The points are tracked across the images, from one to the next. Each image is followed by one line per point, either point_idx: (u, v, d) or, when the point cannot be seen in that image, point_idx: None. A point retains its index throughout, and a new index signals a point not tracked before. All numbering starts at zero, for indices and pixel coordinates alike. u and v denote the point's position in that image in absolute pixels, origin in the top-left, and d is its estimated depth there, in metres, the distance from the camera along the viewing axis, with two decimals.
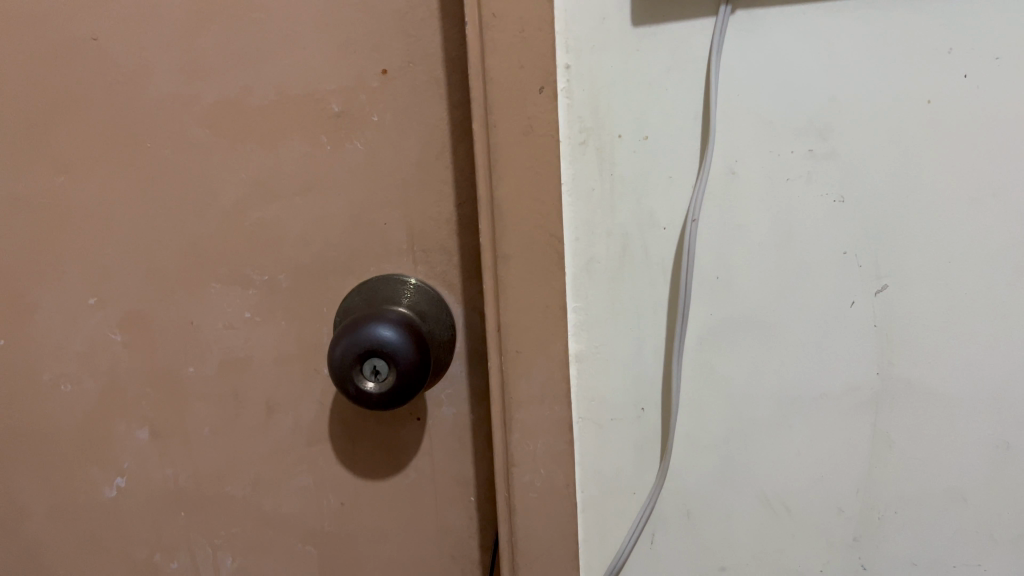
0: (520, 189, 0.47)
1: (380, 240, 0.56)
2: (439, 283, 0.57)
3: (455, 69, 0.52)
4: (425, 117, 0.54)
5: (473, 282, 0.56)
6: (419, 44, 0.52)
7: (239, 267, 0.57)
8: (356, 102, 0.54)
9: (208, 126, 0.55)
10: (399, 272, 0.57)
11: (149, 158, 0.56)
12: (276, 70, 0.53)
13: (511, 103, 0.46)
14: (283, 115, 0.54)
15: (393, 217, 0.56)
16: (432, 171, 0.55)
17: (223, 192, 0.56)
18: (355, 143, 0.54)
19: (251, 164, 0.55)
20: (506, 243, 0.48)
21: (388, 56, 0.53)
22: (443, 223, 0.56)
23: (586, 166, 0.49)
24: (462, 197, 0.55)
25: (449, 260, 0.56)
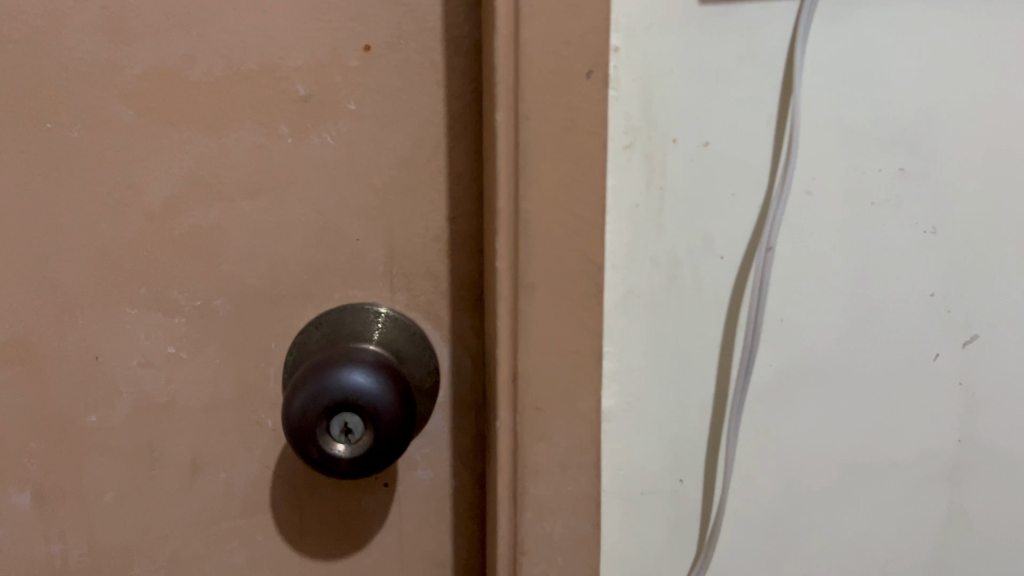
0: (554, 198, 0.36)
1: (350, 259, 0.45)
2: (420, 315, 0.46)
3: (458, 51, 0.43)
4: (418, 107, 0.43)
5: (465, 316, 0.46)
6: (415, 15, 0.42)
7: (164, 287, 0.45)
8: (329, 83, 0.43)
9: (132, 105, 0.43)
10: (371, 300, 0.45)
11: (50, 142, 0.43)
12: (228, 37, 0.42)
13: (551, 87, 0.35)
14: (234, 95, 0.43)
15: (369, 230, 0.44)
16: (422, 175, 0.44)
17: (148, 190, 0.44)
18: (325, 134, 0.43)
19: (187, 155, 0.43)
20: (531, 269, 0.37)
21: (373, 28, 0.42)
22: (431, 240, 0.45)
23: (629, 175, 0.39)
24: (456, 209, 0.44)
25: (436, 288, 0.46)
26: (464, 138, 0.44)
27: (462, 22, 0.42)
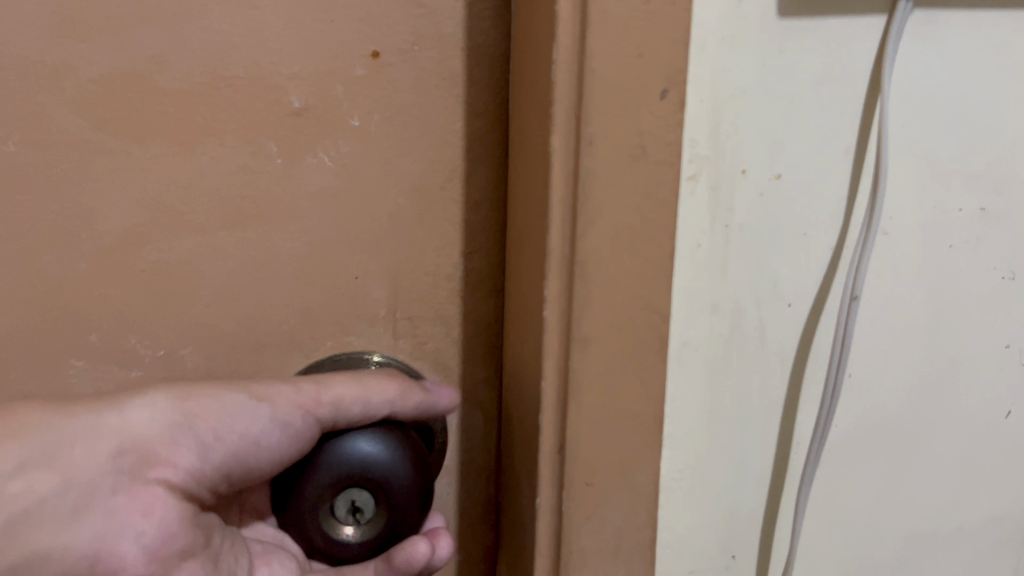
0: (616, 241, 0.31)
1: (347, 302, 0.38)
2: (426, 365, 0.40)
3: (481, 63, 0.37)
4: (432, 125, 0.37)
5: (478, 365, 0.40)
6: (433, 19, 0.36)
7: (119, 334, 0.37)
8: (329, 94, 0.36)
9: (84, 114, 0.35)
10: (370, 349, 0.39)
11: None
12: (210, 36, 0.35)
13: (619, 110, 0.29)
14: (214, 106, 0.36)
15: (369, 267, 0.38)
16: (435, 204, 0.38)
17: (101, 218, 0.36)
18: (322, 155, 0.37)
19: (152, 177, 0.36)
20: (588, 324, 0.31)
21: (384, 32, 0.36)
22: (443, 279, 0.39)
23: (694, 210, 0.33)
24: (472, 244, 0.39)
25: (446, 334, 0.40)
26: (483, 162, 0.38)
27: (485, 30, 0.37)
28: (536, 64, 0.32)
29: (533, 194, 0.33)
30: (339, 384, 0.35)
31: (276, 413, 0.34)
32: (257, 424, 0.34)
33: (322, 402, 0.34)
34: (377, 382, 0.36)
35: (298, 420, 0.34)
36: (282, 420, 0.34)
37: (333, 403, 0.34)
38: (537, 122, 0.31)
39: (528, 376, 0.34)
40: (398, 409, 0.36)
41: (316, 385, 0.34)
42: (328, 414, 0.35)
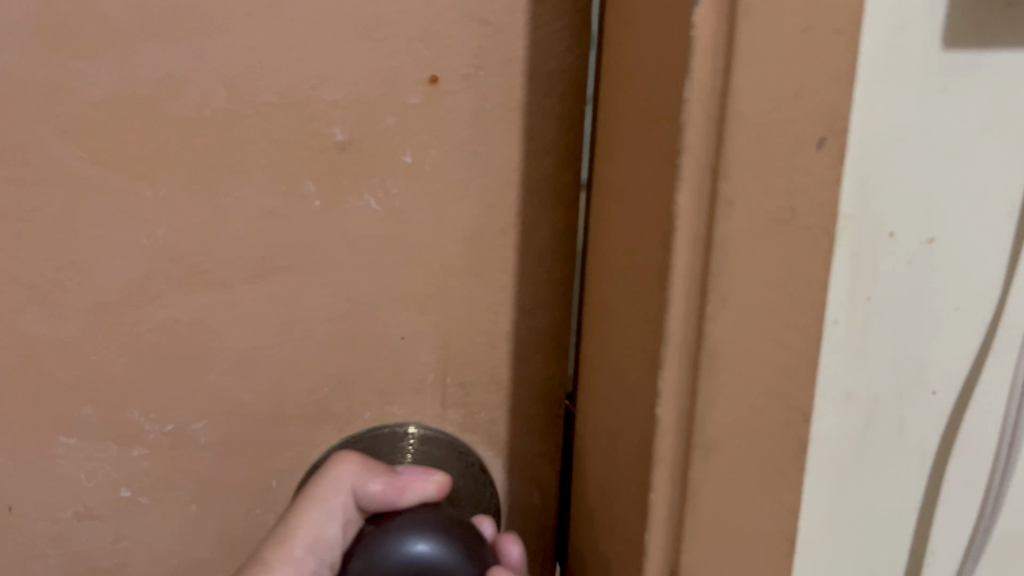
0: (762, 328, 0.23)
1: (390, 367, 0.33)
2: (477, 437, 0.34)
3: (553, 92, 0.32)
4: (495, 163, 0.32)
5: (535, 437, 0.35)
6: (501, 41, 0.31)
7: (119, 408, 0.31)
8: (378, 126, 0.31)
9: (81, 145, 0.29)
10: (414, 421, 0.34)
11: None
12: (238, 55, 0.29)
13: (785, 160, 0.22)
14: (240, 138, 0.30)
15: (417, 326, 0.33)
16: (494, 254, 0.33)
17: (100, 269, 0.30)
18: (367, 196, 0.31)
19: (163, 221, 0.30)
20: (717, 430, 0.24)
21: (444, 54, 0.30)
22: (500, 340, 0.34)
23: (840, 286, 0.28)
24: (535, 300, 0.34)
25: (501, 403, 0.34)
26: (550, 205, 0.33)
27: (560, 54, 0.31)
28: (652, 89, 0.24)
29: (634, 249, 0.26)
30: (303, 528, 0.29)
31: None
32: None
33: (299, 560, 0.28)
34: (336, 492, 0.29)
35: None
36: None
37: (311, 549, 0.29)
38: (652, 169, 0.24)
39: (625, 476, 0.27)
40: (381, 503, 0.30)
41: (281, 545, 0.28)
42: (315, 566, 0.29)
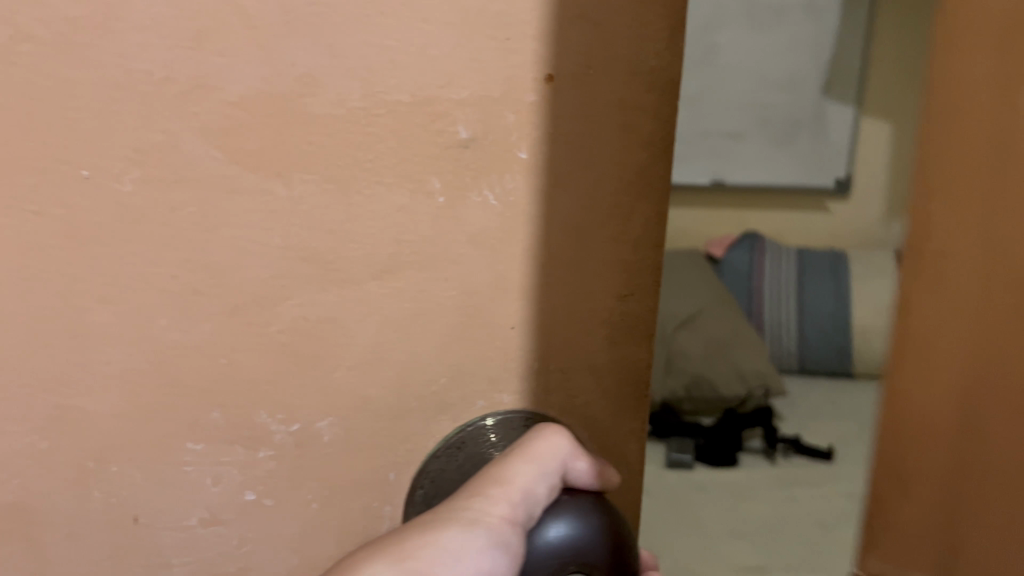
0: None
1: (500, 356, 0.34)
2: (573, 420, 0.36)
3: (653, 88, 0.33)
4: (600, 158, 0.33)
5: (627, 419, 0.37)
6: (607, 40, 0.32)
7: (248, 410, 0.31)
8: (498, 124, 0.32)
9: (219, 145, 0.28)
10: (520, 408, 0.34)
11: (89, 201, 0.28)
12: (371, 53, 0.29)
13: None
14: (373, 138, 0.30)
15: (526, 316, 0.34)
16: (596, 244, 0.34)
17: (233, 271, 0.29)
18: (487, 192, 0.32)
19: (296, 221, 0.30)
20: None
21: (561, 53, 0.31)
22: (598, 326, 0.35)
23: None
24: (631, 290, 0.35)
25: (596, 387, 0.36)
26: (648, 198, 0.34)
27: (661, 51, 0.32)
28: (940, 145, 0.20)
29: (999, 335, 0.20)
30: (516, 474, 0.29)
31: (492, 537, 0.28)
32: (480, 557, 0.27)
33: (514, 502, 0.29)
34: (548, 447, 0.30)
35: (509, 534, 0.28)
36: (501, 539, 0.28)
37: (522, 498, 0.29)
38: None
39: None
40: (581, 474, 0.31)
41: (497, 486, 0.29)
42: (526, 515, 0.29)
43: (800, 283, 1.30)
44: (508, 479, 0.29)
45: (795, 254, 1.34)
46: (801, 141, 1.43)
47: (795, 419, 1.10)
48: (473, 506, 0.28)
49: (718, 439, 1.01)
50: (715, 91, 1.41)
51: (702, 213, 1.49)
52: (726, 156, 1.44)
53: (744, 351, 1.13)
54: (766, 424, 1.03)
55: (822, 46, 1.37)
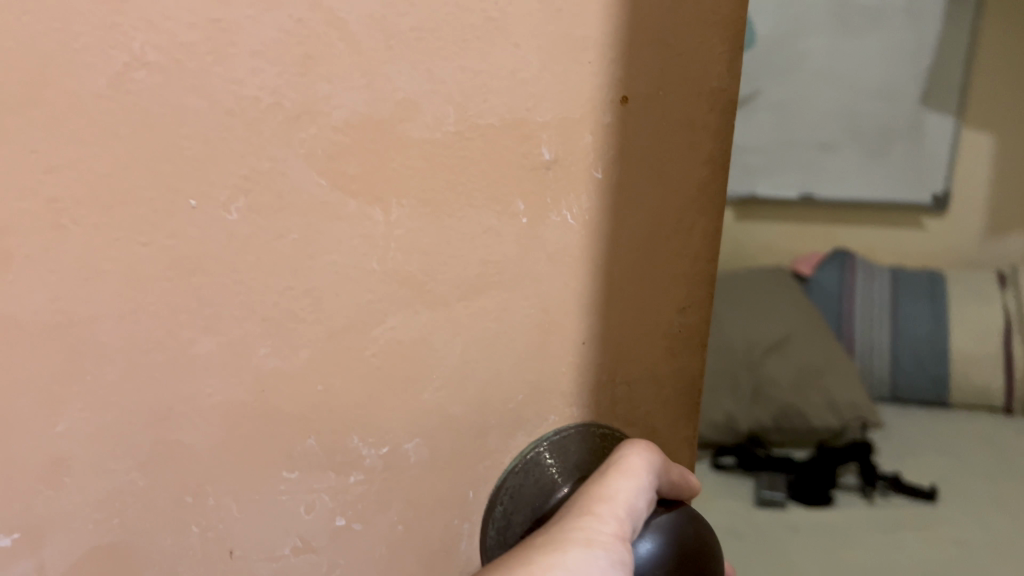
0: None
1: (573, 372, 0.35)
2: (633, 430, 0.37)
3: (717, 107, 0.34)
4: (668, 176, 0.34)
5: (681, 424, 0.38)
6: (681, 61, 0.32)
7: (341, 434, 0.31)
8: (578, 145, 0.32)
9: (322, 170, 0.28)
10: (590, 420, 0.36)
11: (198, 234, 0.27)
12: (466, 76, 0.29)
13: None
14: (466, 160, 0.30)
15: (598, 332, 0.35)
16: (662, 259, 0.35)
17: (332, 296, 0.29)
18: (565, 212, 0.33)
19: (392, 244, 0.30)
20: None
21: (637, 74, 0.32)
22: (661, 338, 0.36)
23: None
24: (690, 303, 0.36)
25: (654, 398, 0.37)
26: (709, 212, 0.35)
27: (726, 71, 0.33)
28: None
29: None
30: (621, 489, 0.31)
31: (610, 555, 0.29)
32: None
33: (621, 518, 0.30)
34: (642, 460, 0.32)
35: (623, 551, 0.29)
36: (619, 558, 0.29)
37: (629, 511, 0.31)
38: None
39: None
40: (661, 486, 0.33)
41: (606, 502, 0.30)
42: (630, 530, 0.30)
43: (894, 307, 1.35)
44: (613, 495, 0.31)
45: (890, 275, 1.39)
46: (893, 152, 1.44)
47: (891, 450, 1.16)
48: (589, 524, 0.30)
49: (806, 469, 1.09)
50: (804, 105, 1.44)
51: (783, 225, 1.54)
52: (818, 172, 1.48)
53: (834, 379, 1.20)
54: (862, 459, 1.09)
55: (925, 50, 1.36)
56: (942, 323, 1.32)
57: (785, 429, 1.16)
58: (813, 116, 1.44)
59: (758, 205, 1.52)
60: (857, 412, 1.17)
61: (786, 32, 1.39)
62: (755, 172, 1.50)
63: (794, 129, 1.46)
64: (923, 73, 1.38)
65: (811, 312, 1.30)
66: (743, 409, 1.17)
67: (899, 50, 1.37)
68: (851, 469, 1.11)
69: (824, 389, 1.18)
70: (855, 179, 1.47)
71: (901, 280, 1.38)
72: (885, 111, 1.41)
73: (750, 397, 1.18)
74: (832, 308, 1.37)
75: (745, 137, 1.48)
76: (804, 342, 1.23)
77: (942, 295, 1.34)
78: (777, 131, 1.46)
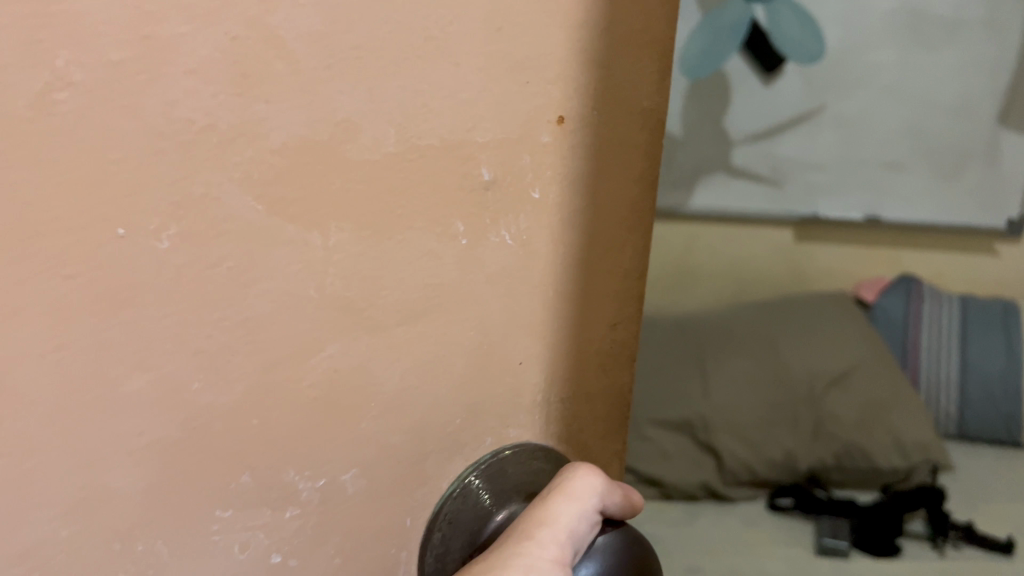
0: None
1: (510, 390, 0.35)
2: (568, 446, 0.38)
3: (647, 126, 0.34)
4: (601, 195, 0.34)
5: (609, 434, 0.39)
6: (614, 82, 0.32)
7: (277, 468, 0.29)
8: (517, 166, 0.31)
9: (256, 195, 0.27)
10: (523, 438, 0.36)
11: (128, 267, 0.25)
12: (406, 96, 0.28)
13: None
14: (408, 183, 0.29)
15: (532, 351, 0.35)
16: (593, 278, 0.36)
17: (267, 327, 0.28)
18: (503, 232, 0.32)
19: (330, 270, 0.29)
20: None
21: (574, 96, 0.32)
22: (590, 354, 0.37)
23: None
24: (623, 321, 0.37)
25: (589, 412, 0.38)
26: (637, 230, 0.36)
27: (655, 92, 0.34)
28: None
29: None
30: (563, 511, 0.31)
31: None
32: None
33: (561, 541, 0.30)
34: (585, 484, 0.32)
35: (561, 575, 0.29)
36: None
37: (569, 534, 0.30)
38: None
39: None
40: (607, 510, 0.33)
41: (547, 525, 0.30)
42: (570, 553, 0.30)
43: (962, 348, 1.45)
44: (553, 519, 0.30)
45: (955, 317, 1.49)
46: (966, 176, 1.45)
47: (967, 502, 1.27)
48: (529, 548, 0.29)
49: (878, 532, 1.17)
50: (863, 125, 1.44)
51: (851, 246, 1.55)
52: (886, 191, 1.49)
53: (901, 423, 1.32)
54: (930, 506, 1.21)
55: (1003, 69, 1.38)
56: (1013, 354, 1.43)
57: (848, 470, 1.28)
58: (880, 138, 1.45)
59: (821, 226, 1.52)
60: (919, 452, 1.30)
61: (857, 43, 1.37)
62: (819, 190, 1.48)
63: (862, 151, 1.46)
64: (1002, 92, 1.40)
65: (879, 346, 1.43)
66: (807, 445, 1.30)
67: (968, 65, 1.39)
68: (919, 518, 1.22)
69: (888, 430, 1.31)
70: (930, 205, 1.49)
71: (973, 317, 1.48)
72: (950, 129, 1.43)
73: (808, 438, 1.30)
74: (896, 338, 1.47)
75: (812, 154, 1.46)
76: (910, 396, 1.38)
77: (1018, 337, 1.45)
78: (841, 150, 1.46)
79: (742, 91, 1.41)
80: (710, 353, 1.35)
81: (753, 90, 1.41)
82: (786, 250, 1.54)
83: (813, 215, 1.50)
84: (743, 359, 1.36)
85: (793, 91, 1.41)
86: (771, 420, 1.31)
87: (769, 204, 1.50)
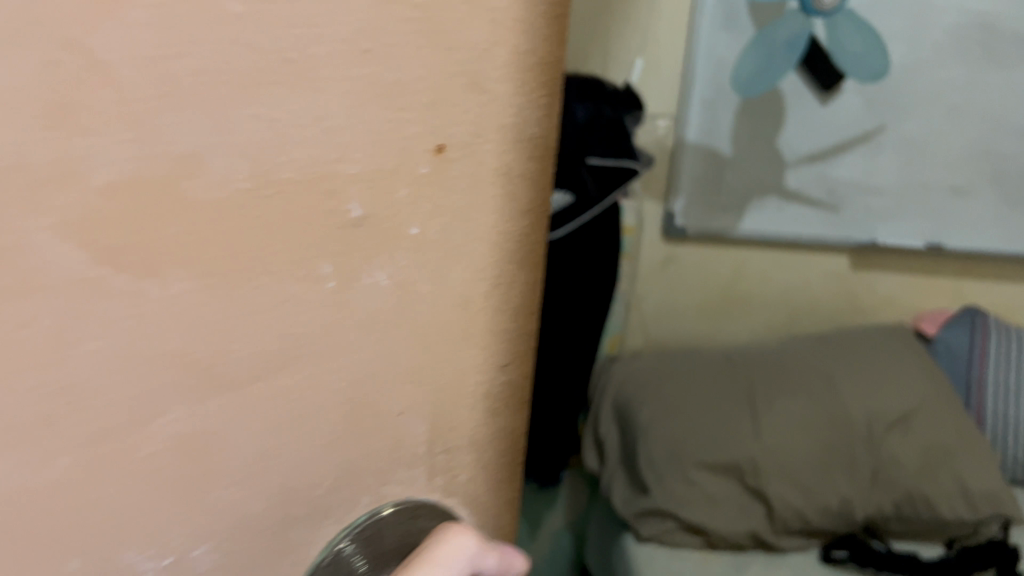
0: None
1: (389, 444, 0.33)
2: (451, 489, 0.38)
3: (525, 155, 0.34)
4: (481, 230, 0.33)
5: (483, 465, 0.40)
6: (495, 106, 0.31)
7: (111, 551, 0.25)
8: (391, 201, 0.29)
9: (76, 241, 0.22)
10: (402, 497, 0.35)
11: None
12: (259, 129, 0.24)
13: None
14: (263, 223, 0.26)
15: (413, 401, 0.33)
16: (478, 318, 0.35)
17: (97, 400, 0.23)
18: (378, 274, 0.30)
19: (173, 325, 0.25)
20: None
21: (454, 124, 0.30)
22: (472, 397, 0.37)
23: None
24: (512, 366, 0.39)
25: (470, 458, 0.39)
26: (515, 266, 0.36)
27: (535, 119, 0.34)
28: None
29: None
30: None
31: None
32: None
33: None
34: (451, 548, 0.31)
35: None
36: None
37: None
38: None
39: None
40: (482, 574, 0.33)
41: None
42: None
43: None
44: None
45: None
46: None
47: None
48: None
49: None
50: (926, 147, 1.47)
51: (905, 273, 1.60)
52: (946, 217, 1.53)
53: (970, 464, 1.24)
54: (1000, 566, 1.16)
55: None
56: None
57: (909, 517, 1.22)
58: (946, 159, 1.48)
59: (875, 253, 1.57)
60: (992, 498, 1.21)
61: (926, 59, 1.39)
62: (876, 215, 1.52)
63: (925, 174, 1.49)
64: None
65: (935, 376, 1.36)
66: (864, 492, 1.22)
67: None
68: None
69: (954, 470, 1.23)
70: (984, 226, 1.54)
71: None
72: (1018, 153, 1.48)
73: (867, 484, 1.22)
74: (960, 376, 1.41)
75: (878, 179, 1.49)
76: (975, 434, 1.30)
77: None
78: (903, 175, 1.49)
79: (798, 110, 1.43)
80: (773, 394, 1.31)
81: (809, 108, 1.43)
82: (842, 276, 1.59)
83: (873, 240, 1.53)
84: (799, 399, 1.30)
85: (852, 106, 1.43)
86: (830, 464, 1.22)
87: (826, 228, 1.53)
